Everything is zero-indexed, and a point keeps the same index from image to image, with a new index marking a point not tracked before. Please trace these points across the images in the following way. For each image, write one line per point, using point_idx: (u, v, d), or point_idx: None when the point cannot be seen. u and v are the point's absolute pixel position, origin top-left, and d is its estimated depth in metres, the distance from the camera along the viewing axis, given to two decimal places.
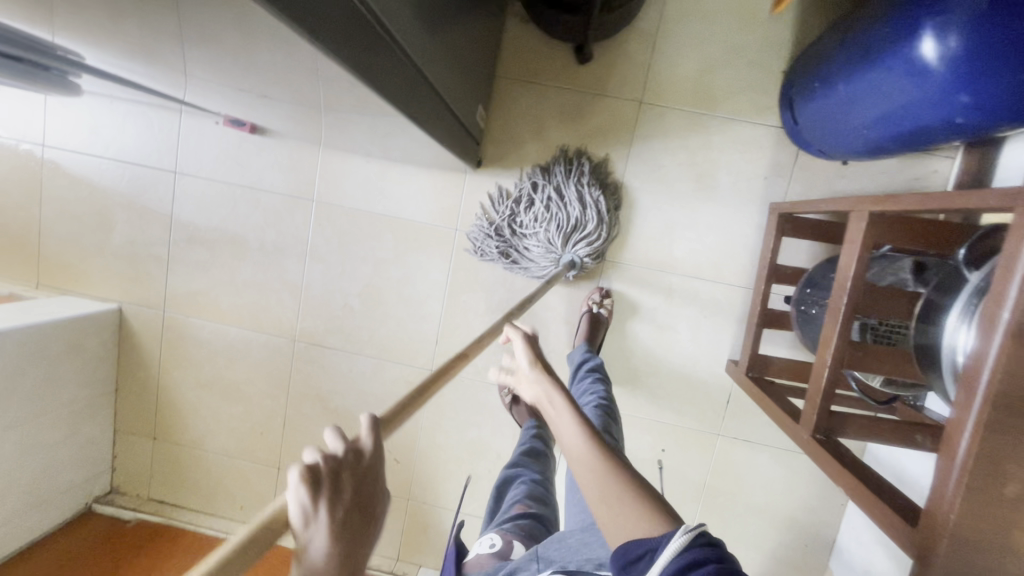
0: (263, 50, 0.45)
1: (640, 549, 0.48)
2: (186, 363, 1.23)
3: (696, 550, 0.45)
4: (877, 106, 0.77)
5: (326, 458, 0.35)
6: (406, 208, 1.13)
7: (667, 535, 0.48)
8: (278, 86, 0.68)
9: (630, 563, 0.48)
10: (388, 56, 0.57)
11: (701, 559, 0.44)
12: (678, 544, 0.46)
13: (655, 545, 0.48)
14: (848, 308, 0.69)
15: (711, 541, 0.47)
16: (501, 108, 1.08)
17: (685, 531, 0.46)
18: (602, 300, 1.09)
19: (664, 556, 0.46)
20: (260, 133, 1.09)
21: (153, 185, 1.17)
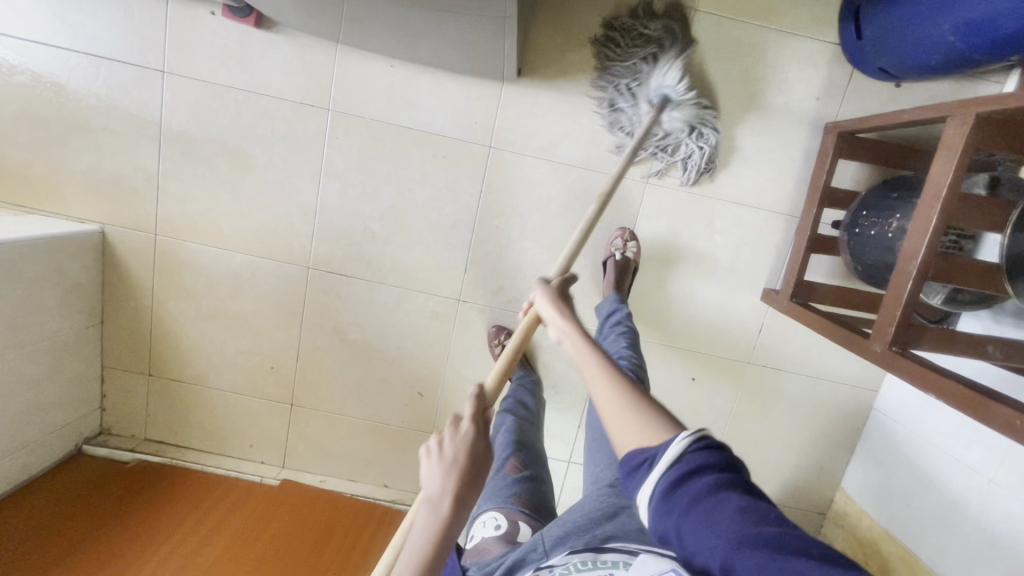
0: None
1: (639, 460, 0.45)
2: (184, 292, 1.11)
3: (700, 457, 0.43)
4: (975, 8, 0.74)
5: (432, 444, 0.54)
6: (434, 121, 1.02)
7: (666, 441, 0.45)
8: None
9: (633, 471, 0.46)
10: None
11: (709, 469, 0.41)
12: (679, 452, 0.43)
13: (654, 452, 0.45)
14: (942, 217, 0.67)
15: (716, 443, 0.43)
16: (543, 9, 0.98)
17: (685, 437, 0.43)
18: (626, 243, 1.05)
19: (664, 467, 0.43)
20: (266, 26, 0.98)
21: (136, 86, 1.01)
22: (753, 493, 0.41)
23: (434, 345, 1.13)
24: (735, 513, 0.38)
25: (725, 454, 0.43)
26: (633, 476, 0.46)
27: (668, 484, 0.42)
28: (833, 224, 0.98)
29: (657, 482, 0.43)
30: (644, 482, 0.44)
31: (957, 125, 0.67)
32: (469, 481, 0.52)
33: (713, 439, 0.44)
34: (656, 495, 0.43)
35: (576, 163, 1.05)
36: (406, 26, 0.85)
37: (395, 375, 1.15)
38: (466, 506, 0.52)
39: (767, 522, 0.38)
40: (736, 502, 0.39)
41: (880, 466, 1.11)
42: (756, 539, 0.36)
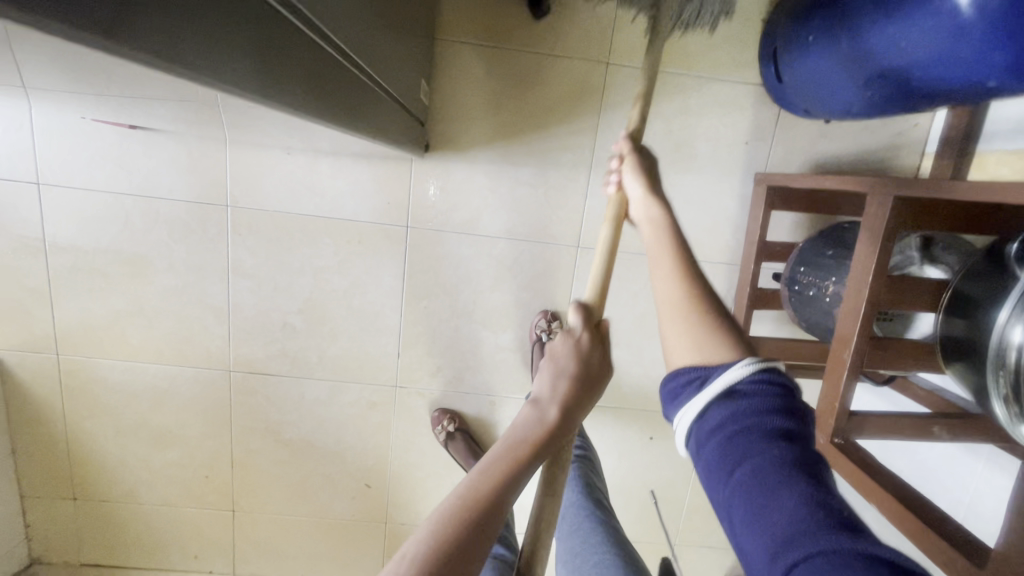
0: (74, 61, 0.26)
1: (693, 374, 0.43)
2: (98, 411, 1.03)
3: (755, 393, 0.40)
4: (888, 62, 0.65)
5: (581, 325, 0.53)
6: (344, 206, 0.95)
7: (724, 363, 0.42)
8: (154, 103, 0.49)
9: (681, 387, 0.44)
10: (271, 54, 0.38)
11: (764, 408, 0.39)
12: (735, 380, 0.40)
13: (710, 371, 0.42)
14: (871, 302, 0.62)
15: (780, 386, 0.40)
16: (444, 79, 0.91)
17: (749, 364, 0.41)
18: (550, 325, 1.00)
19: (718, 394, 0.41)
20: (146, 130, 0.82)
21: (10, 202, 0.92)
22: (814, 465, 0.37)
23: (376, 434, 1.07)
24: (789, 492, 0.35)
25: (788, 401, 0.40)
26: (679, 397, 0.43)
27: (720, 416, 0.40)
28: (774, 277, 0.93)
29: (709, 408, 0.41)
30: (693, 399, 0.42)
31: (877, 204, 0.62)
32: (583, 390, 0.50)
33: (781, 381, 0.41)
34: (704, 420, 0.41)
35: (501, 234, 0.98)
36: (289, 127, 0.77)
37: (339, 470, 1.09)
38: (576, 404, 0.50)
39: (826, 504, 0.34)
40: (793, 476, 0.35)
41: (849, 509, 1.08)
42: (813, 534, 0.32)
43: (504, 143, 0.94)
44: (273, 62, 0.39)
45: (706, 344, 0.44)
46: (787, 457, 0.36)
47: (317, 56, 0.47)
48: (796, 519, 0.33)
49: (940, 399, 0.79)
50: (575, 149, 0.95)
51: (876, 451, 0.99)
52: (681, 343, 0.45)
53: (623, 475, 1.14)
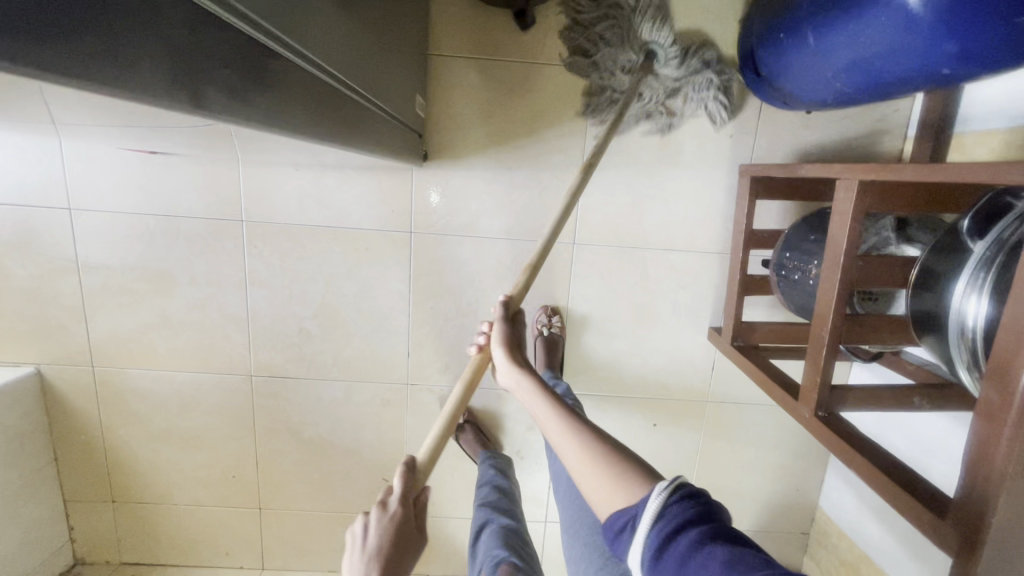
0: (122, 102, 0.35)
1: (622, 519, 0.47)
2: (131, 418, 1.10)
3: (678, 510, 0.45)
4: (850, 55, 0.69)
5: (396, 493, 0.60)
6: (350, 216, 1.01)
7: (642, 497, 0.47)
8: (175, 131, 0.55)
9: (620, 534, 0.47)
10: (279, 89, 0.46)
11: (686, 521, 0.44)
12: (658, 506, 0.45)
13: (634, 511, 0.47)
14: (844, 281, 0.66)
15: (693, 496, 0.46)
16: (439, 92, 0.97)
17: (661, 490, 0.46)
18: (550, 320, 1.06)
19: (647, 525, 0.45)
20: (167, 154, 0.89)
21: (45, 227, 1.00)
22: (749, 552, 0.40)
23: (390, 430, 1.13)
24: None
25: (702, 502, 0.45)
26: (621, 542, 0.47)
27: (656, 542, 0.44)
28: (763, 263, 0.96)
29: (645, 541, 0.44)
30: (632, 544, 0.45)
31: (845, 189, 0.67)
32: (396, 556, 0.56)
33: (691, 490, 0.46)
34: (647, 550, 0.44)
35: (499, 234, 1.03)
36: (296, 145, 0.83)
37: (357, 466, 1.14)
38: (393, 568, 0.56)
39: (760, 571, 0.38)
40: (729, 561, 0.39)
41: (851, 487, 1.11)
42: None
43: (499, 149, 1.00)
44: (281, 97, 0.46)
45: (619, 484, 0.50)
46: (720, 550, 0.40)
47: (318, 87, 0.53)
48: None
49: (927, 373, 0.81)
50: (565, 151, 1.00)
51: (873, 428, 1.02)
52: (600, 483, 0.52)
53: None
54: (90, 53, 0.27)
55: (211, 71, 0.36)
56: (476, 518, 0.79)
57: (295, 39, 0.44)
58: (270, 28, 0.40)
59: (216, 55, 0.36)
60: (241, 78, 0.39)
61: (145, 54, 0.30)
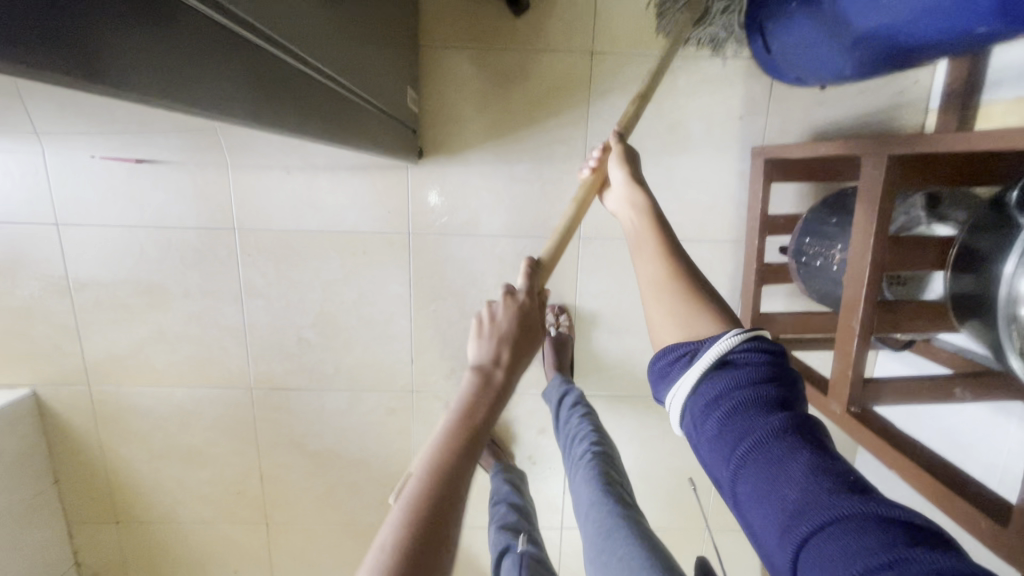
0: (108, 108, 0.31)
1: (680, 351, 0.42)
2: (131, 437, 1.07)
3: (748, 360, 0.39)
4: (871, 23, 0.64)
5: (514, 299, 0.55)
6: (346, 219, 0.97)
7: (712, 336, 0.41)
8: (145, 134, 0.51)
9: (670, 367, 0.43)
10: (271, 90, 0.42)
11: (754, 374, 0.39)
12: (725, 350, 0.40)
13: (697, 345, 0.42)
14: (875, 266, 0.61)
15: (768, 350, 0.40)
16: (432, 85, 0.92)
17: (736, 333, 0.40)
18: (558, 318, 1.02)
19: (708, 367, 0.40)
20: (152, 163, 0.85)
21: (33, 244, 0.97)
22: (815, 434, 0.36)
23: (397, 440, 1.09)
24: (794, 462, 0.33)
25: (775, 359, 0.40)
26: (669, 374, 0.43)
27: (713, 387, 0.39)
28: (780, 250, 0.91)
29: (700, 382, 0.40)
30: (683, 377, 0.41)
31: (872, 166, 0.61)
32: (519, 354, 0.52)
33: (767, 343, 0.41)
34: (699, 394, 0.40)
35: (502, 231, 0.99)
36: (285, 147, 0.79)
37: (365, 477, 1.11)
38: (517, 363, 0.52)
39: (835, 473, 0.33)
40: (794, 443, 0.34)
41: (881, 481, 1.05)
42: (823, 496, 0.31)
43: (497, 143, 0.95)
44: (272, 98, 0.42)
45: (690, 321, 0.44)
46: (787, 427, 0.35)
47: (309, 86, 0.49)
48: (801, 496, 0.32)
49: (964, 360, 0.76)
50: (567, 141, 0.95)
51: (903, 419, 0.96)
52: (666, 322, 0.45)
53: (647, 463, 1.13)
54: (74, 55, 0.23)
55: (207, 72, 0.33)
56: (494, 543, 0.72)
57: (277, 29, 0.40)
58: (255, 24, 0.36)
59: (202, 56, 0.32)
60: (230, 76, 0.35)
61: (135, 54, 0.27)
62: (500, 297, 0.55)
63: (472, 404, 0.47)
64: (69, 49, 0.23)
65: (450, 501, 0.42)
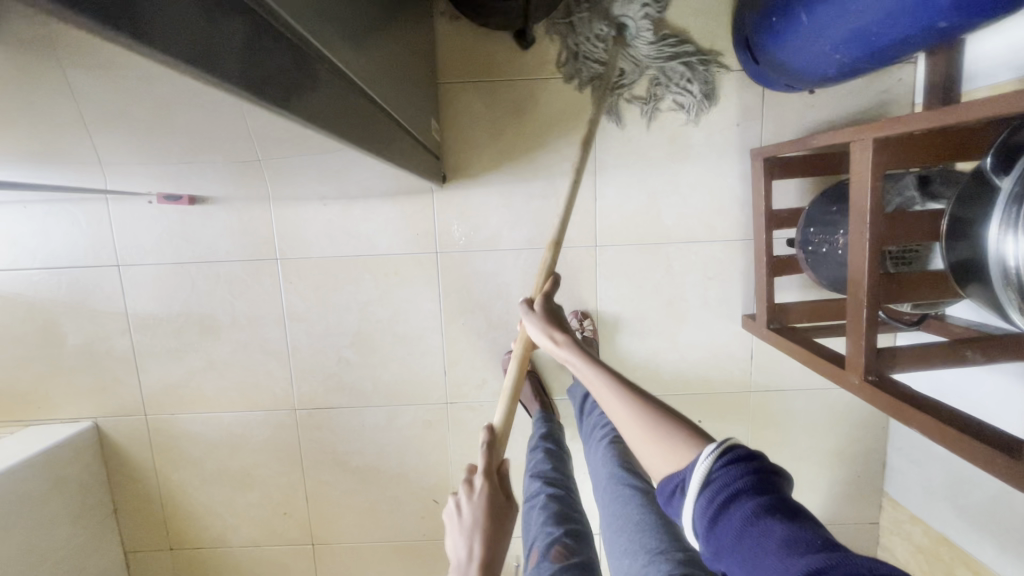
0: (181, 109, 0.33)
1: (671, 487, 0.49)
2: (183, 463, 1.13)
3: (725, 473, 0.45)
4: (845, 27, 0.71)
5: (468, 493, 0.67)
6: (378, 243, 1.05)
7: (689, 463, 0.48)
8: (218, 167, 0.59)
9: (672, 497, 0.49)
10: (333, 110, 0.49)
11: (733, 484, 0.44)
12: (706, 471, 0.46)
13: (683, 475, 0.48)
14: (875, 242, 0.66)
15: (742, 455, 0.46)
16: (450, 117, 1.02)
17: (709, 454, 0.47)
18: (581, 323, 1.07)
19: (695, 490, 0.46)
20: (203, 201, 0.96)
21: (97, 285, 1.06)
22: (803, 525, 0.41)
23: (434, 452, 1.13)
24: (784, 552, 0.39)
25: (752, 463, 0.46)
26: (674, 505, 0.49)
27: (705, 507, 0.45)
28: (788, 243, 0.96)
29: (695, 504, 0.46)
30: (682, 508, 0.47)
31: (860, 151, 0.68)
32: (492, 535, 0.65)
33: (739, 450, 0.47)
34: (698, 517, 0.46)
35: (522, 245, 1.06)
36: (324, 179, 0.87)
37: (405, 491, 1.14)
38: (494, 548, 0.64)
39: (817, 551, 0.38)
40: (783, 538, 0.40)
41: (915, 466, 1.06)
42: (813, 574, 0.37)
43: (512, 164, 1.03)
44: (333, 116, 0.49)
45: (674, 454, 0.51)
46: (771, 523, 0.41)
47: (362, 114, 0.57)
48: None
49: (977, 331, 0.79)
50: (577, 157, 1.03)
51: None
52: (659, 462, 0.52)
53: None
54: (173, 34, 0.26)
55: (262, 59, 0.35)
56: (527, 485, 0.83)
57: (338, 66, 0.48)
58: (302, 35, 0.40)
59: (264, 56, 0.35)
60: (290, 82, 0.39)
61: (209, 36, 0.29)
62: (461, 489, 0.68)
63: None
64: (158, 22, 0.25)
65: None
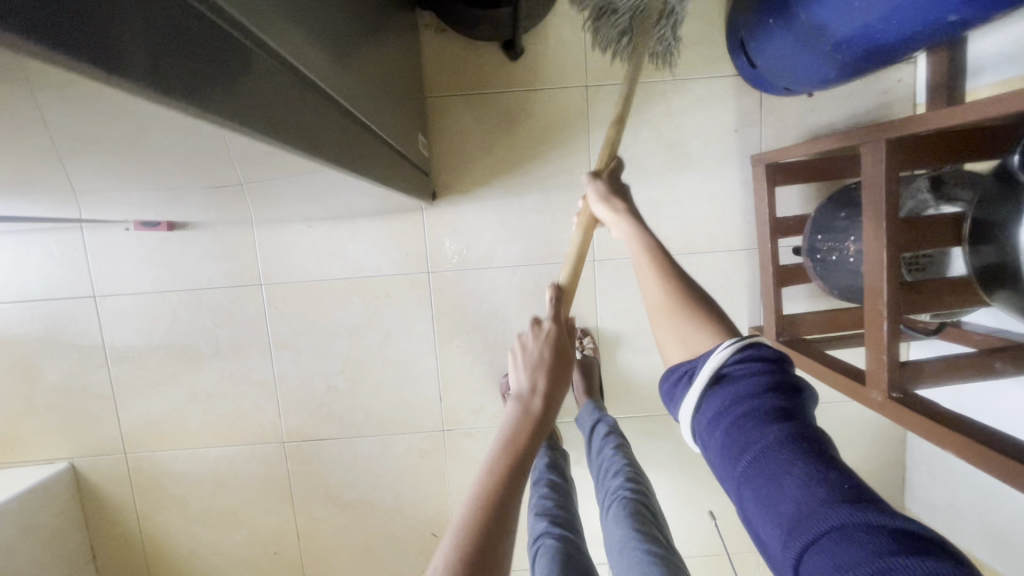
0: (150, 139, 0.29)
1: (680, 373, 0.47)
2: (166, 503, 1.07)
3: (741, 371, 0.43)
4: (846, 24, 0.68)
5: (539, 329, 0.58)
6: (367, 264, 1.01)
7: (706, 352, 0.46)
8: (187, 190, 0.55)
9: (676, 384, 0.47)
10: (320, 133, 0.45)
11: (746, 381, 0.42)
12: (721, 364, 0.44)
13: (694, 363, 0.46)
14: (892, 250, 0.62)
15: (765, 357, 0.43)
16: (439, 131, 0.98)
17: (732, 344, 0.44)
18: (582, 342, 1.02)
19: (706, 382, 0.44)
20: (181, 227, 0.91)
21: (72, 318, 1.01)
22: (819, 443, 0.38)
23: (431, 482, 1.07)
24: (792, 474, 0.36)
25: (773, 369, 0.42)
26: (678, 393, 0.47)
27: (715, 403, 0.43)
28: (795, 251, 0.92)
29: (703, 399, 0.44)
30: (688, 395, 0.45)
31: (871, 153, 0.64)
32: (558, 373, 0.56)
33: (759, 349, 0.44)
34: (704, 409, 0.44)
35: (517, 261, 1.02)
36: (308, 199, 0.83)
37: (401, 525, 1.08)
38: (557, 393, 0.55)
39: (834, 483, 0.35)
40: (792, 458, 0.36)
41: (937, 481, 1.01)
42: (822, 505, 0.34)
43: (504, 178, 1.00)
44: (317, 138, 0.45)
45: (693, 339, 0.48)
46: (786, 436, 0.38)
47: (343, 131, 0.53)
48: (803, 507, 0.34)
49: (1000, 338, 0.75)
50: (572, 169, 0.99)
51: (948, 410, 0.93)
52: (672, 341, 0.49)
53: (689, 485, 1.09)
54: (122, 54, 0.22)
55: (235, 75, 0.30)
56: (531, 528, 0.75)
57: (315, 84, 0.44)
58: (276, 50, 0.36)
59: (234, 75, 0.30)
60: (269, 103, 0.35)
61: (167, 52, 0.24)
62: (528, 330, 0.59)
63: (511, 439, 0.51)
64: (112, 45, 0.21)
65: (495, 535, 0.45)
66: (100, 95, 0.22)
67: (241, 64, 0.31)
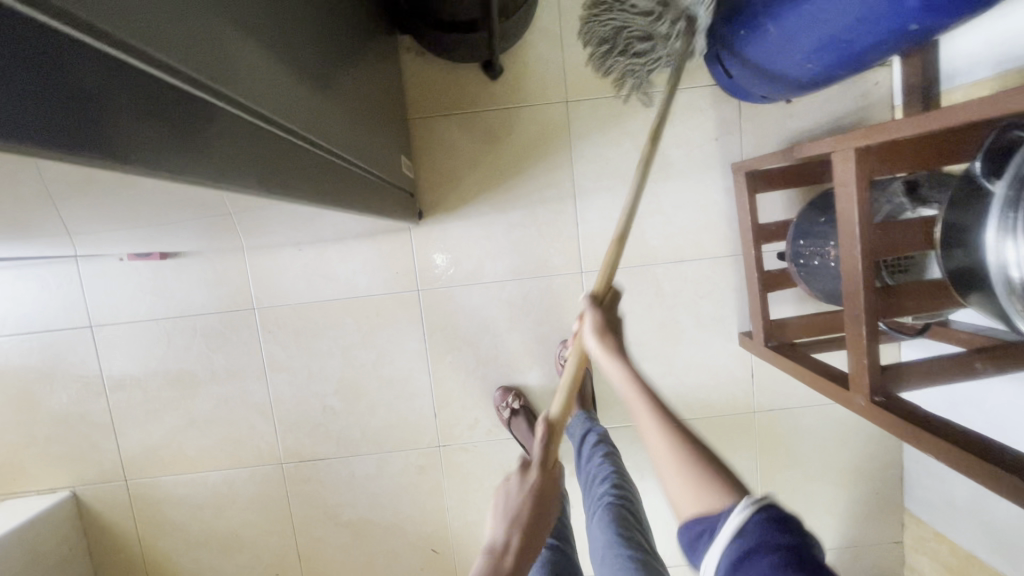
0: (107, 189, 0.30)
1: (699, 527, 0.44)
2: (167, 528, 1.08)
3: (760, 530, 0.40)
4: (814, 34, 0.69)
5: (519, 478, 0.61)
6: (358, 284, 1.02)
7: (724, 509, 0.43)
8: (171, 226, 0.56)
9: (694, 540, 0.44)
10: (291, 171, 0.47)
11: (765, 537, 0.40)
12: (740, 523, 0.41)
13: (712, 521, 0.43)
14: (867, 256, 0.63)
15: (781, 513, 0.41)
16: (424, 152, 1.00)
17: (750, 504, 0.42)
18: None
19: (727, 538, 0.41)
20: (174, 256, 0.93)
21: (70, 349, 1.02)
22: None
23: (429, 499, 1.08)
24: None
25: (791, 527, 0.40)
26: (696, 548, 0.44)
27: (734, 559, 0.40)
28: (779, 256, 0.93)
29: (724, 556, 0.41)
30: (709, 552, 0.42)
31: (843, 160, 0.65)
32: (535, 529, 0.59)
33: (777, 509, 0.42)
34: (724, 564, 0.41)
35: (506, 276, 1.03)
36: (296, 225, 0.84)
37: (401, 542, 1.09)
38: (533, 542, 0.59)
39: None
40: None
41: (934, 480, 1.01)
42: None
43: (490, 195, 1.01)
44: (289, 175, 0.46)
45: (703, 491, 0.45)
46: None
47: (322, 164, 0.55)
48: None
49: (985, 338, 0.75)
50: (556, 184, 1.01)
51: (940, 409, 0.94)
52: (684, 493, 0.46)
53: None
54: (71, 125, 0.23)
55: (202, 133, 0.32)
56: None
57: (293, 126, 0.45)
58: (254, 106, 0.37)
59: (201, 133, 0.32)
60: (235, 154, 0.36)
61: (134, 133, 0.27)
62: (514, 474, 0.62)
63: None
64: (63, 118, 0.23)
65: None
66: (65, 172, 0.25)
67: (212, 122, 0.33)
